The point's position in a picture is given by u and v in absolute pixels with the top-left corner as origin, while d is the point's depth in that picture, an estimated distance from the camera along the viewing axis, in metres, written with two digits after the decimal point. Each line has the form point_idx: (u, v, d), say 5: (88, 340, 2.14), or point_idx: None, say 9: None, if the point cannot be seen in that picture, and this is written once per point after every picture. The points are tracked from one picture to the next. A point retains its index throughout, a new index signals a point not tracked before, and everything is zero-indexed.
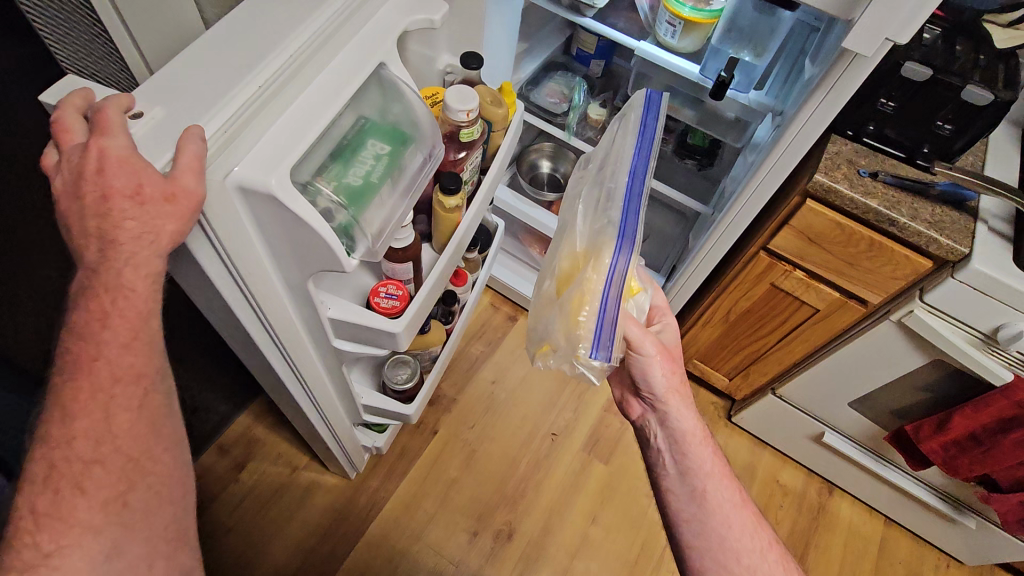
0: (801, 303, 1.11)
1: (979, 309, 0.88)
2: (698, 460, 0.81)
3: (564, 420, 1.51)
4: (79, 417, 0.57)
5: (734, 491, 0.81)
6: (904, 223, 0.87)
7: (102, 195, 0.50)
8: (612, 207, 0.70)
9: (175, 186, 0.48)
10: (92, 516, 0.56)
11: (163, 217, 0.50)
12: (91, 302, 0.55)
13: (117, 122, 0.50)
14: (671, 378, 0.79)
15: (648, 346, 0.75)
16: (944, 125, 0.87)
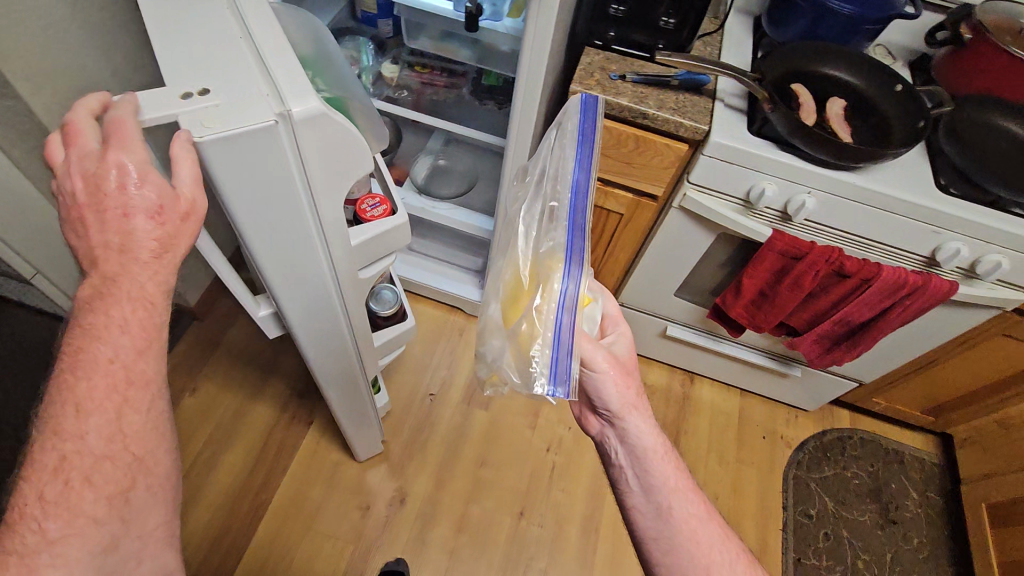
0: (607, 212, 1.20)
1: (731, 178, 0.99)
2: (663, 479, 0.77)
3: (440, 379, 1.54)
4: (90, 414, 0.55)
5: (698, 499, 0.79)
6: (654, 113, 0.95)
7: (122, 211, 0.52)
8: (555, 228, 0.64)
9: (183, 200, 0.54)
10: (97, 510, 0.55)
11: (174, 231, 0.55)
12: (100, 308, 0.55)
13: (130, 130, 0.52)
14: (626, 392, 0.75)
15: (599, 361, 0.72)
16: (668, 20, 0.97)
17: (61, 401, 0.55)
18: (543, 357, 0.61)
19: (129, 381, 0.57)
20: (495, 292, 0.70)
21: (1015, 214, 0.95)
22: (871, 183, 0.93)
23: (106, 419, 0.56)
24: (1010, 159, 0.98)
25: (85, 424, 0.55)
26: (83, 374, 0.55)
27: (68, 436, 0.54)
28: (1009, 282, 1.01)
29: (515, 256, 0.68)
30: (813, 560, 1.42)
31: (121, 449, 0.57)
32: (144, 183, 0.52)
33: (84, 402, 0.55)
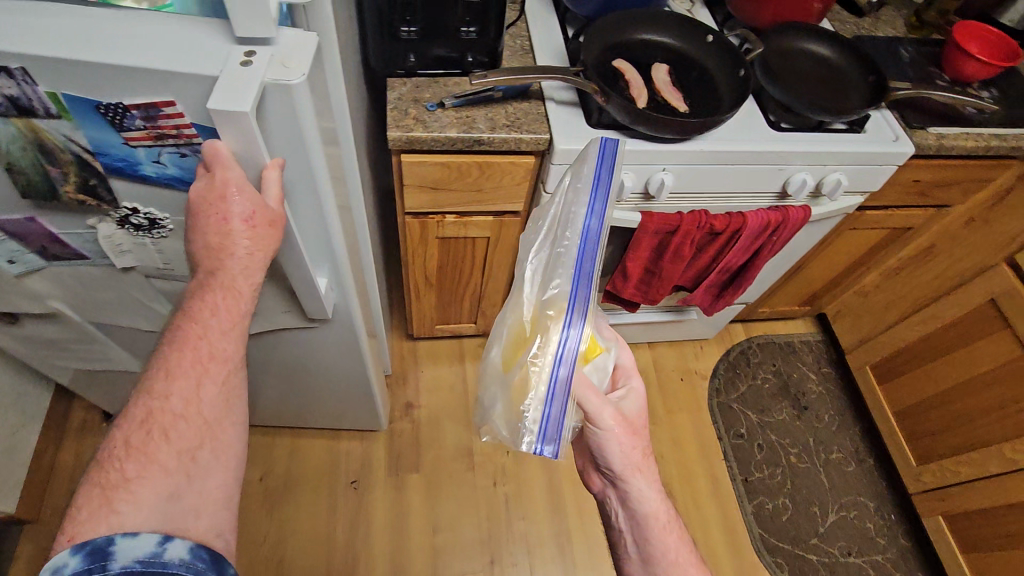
0: (473, 240, 1.10)
1: None
2: (663, 546, 0.76)
3: (357, 461, 1.37)
4: (178, 376, 0.60)
5: (694, 561, 0.78)
6: (488, 137, 0.86)
7: (223, 219, 0.60)
8: (557, 269, 0.64)
9: (271, 213, 0.62)
10: (169, 460, 0.57)
11: (268, 238, 0.63)
12: (209, 295, 0.62)
13: (224, 156, 0.58)
14: (631, 456, 0.75)
15: (604, 420, 0.71)
16: (468, 30, 0.86)
17: (160, 367, 0.61)
18: (535, 414, 0.61)
19: (214, 360, 0.63)
20: (498, 334, 0.69)
21: (837, 130, 1.01)
22: (718, 145, 0.92)
23: (204, 389, 0.61)
24: (818, 80, 1.02)
25: (181, 384, 0.60)
26: (186, 340, 0.62)
27: (159, 394, 0.59)
28: (848, 191, 1.08)
29: (518, 300, 0.67)
30: (757, 476, 1.52)
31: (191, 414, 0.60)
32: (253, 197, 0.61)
33: (183, 372, 0.60)
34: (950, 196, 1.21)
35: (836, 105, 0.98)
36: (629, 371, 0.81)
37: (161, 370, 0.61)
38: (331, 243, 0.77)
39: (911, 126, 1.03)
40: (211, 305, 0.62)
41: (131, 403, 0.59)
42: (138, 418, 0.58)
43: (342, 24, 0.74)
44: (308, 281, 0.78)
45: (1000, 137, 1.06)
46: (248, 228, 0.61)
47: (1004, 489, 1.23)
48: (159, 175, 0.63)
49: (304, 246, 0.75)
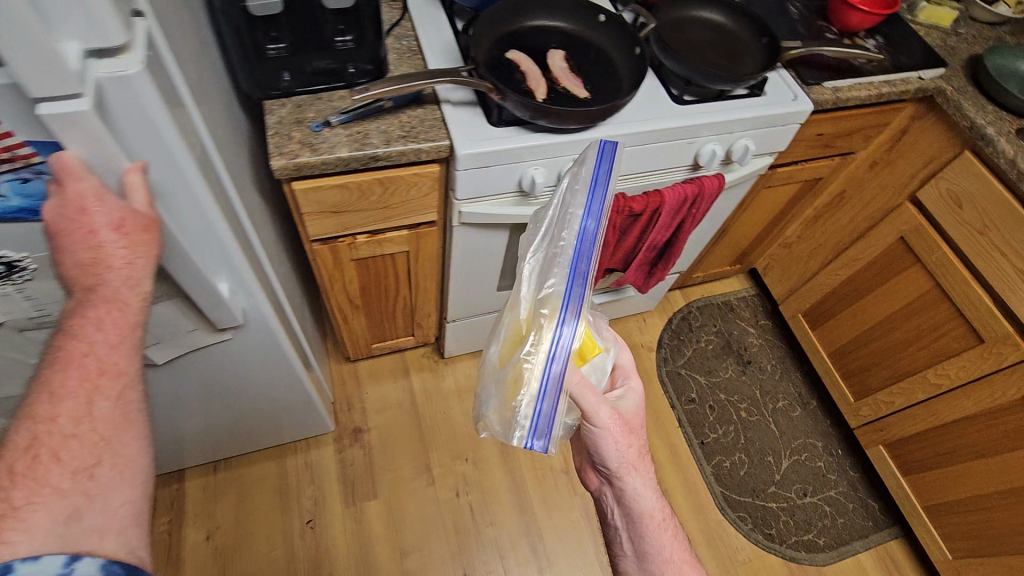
0: (392, 256, 1.05)
1: (497, 178, 0.90)
2: (657, 542, 0.76)
3: (310, 499, 1.31)
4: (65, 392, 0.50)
5: (685, 554, 0.78)
6: (384, 152, 0.81)
7: (88, 232, 0.53)
8: (554, 272, 0.67)
9: (142, 217, 0.55)
10: (63, 482, 0.48)
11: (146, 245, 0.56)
12: (89, 309, 0.53)
13: (73, 164, 0.51)
14: (627, 454, 0.73)
15: (600, 418, 0.70)
16: (342, 39, 0.79)
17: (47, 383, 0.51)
18: (526, 410, 0.62)
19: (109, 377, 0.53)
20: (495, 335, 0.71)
21: (739, 97, 1.01)
22: (624, 127, 0.91)
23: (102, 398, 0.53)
24: (714, 49, 1.01)
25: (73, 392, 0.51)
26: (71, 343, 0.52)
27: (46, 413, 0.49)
28: (757, 154, 1.09)
29: (515, 303, 0.70)
30: (712, 437, 1.56)
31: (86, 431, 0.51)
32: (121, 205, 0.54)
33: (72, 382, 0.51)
34: (852, 144, 1.25)
35: (734, 71, 0.98)
36: (626, 371, 0.80)
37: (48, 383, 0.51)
38: (229, 253, 0.69)
39: (808, 83, 1.04)
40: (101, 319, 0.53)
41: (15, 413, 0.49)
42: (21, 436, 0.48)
43: (195, 47, 0.66)
44: (205, 288, 0.71)
45: (890, 83, 1.10)
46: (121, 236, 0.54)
47: (933, 411, 1.29)
48: (4, 211, 0.55)
49: (193, 254, 0.66)
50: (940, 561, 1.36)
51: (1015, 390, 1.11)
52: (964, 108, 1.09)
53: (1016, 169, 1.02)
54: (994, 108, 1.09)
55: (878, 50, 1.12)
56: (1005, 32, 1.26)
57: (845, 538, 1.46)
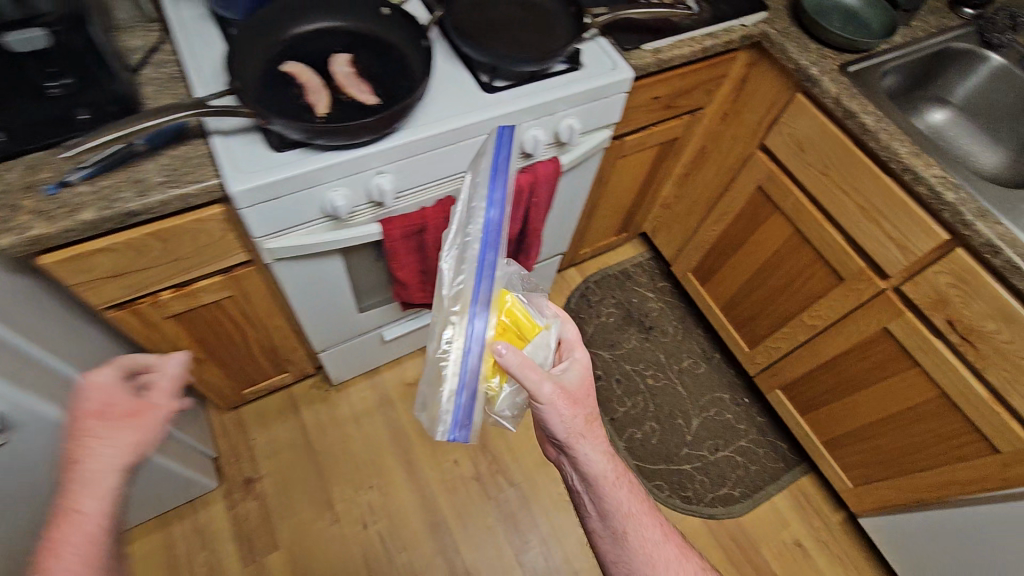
0: (215, 304, 0.95)
1: (296, 208, 0.81)
2: (616, 502, 0.73)
3: (204, 566, 1.23)
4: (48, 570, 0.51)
5: (645, 507, 0.75)
6: (141, 206, 0.71)
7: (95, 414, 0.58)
8: (463, 264, 0.65)
9: (141, 403, 0.60)
10: None
11: (121, 424, 0.58)
12: None
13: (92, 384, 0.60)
14: (577, 424, 0.69)
15: (544, 393, 0.64)
16: (58, 83, 0.68)
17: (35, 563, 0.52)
18: (447, 405, 0.62)
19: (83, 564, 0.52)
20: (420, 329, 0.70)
21: (557, 74, 0.95)
22: (428, 129, 0.84)
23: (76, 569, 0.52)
24: (521, 26, 0.95)
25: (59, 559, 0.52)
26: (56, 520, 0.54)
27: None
28: (591, 129, 1.04)
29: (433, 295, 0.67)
30: (621, 411, 1.56)
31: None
32: (113, 391, 0.60)
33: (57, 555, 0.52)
34: (695, 100, 1.22)
35: (543, 49, 0.92)
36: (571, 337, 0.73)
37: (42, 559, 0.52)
38: None
39: (626, 49, 1.00)
40: (74, 500, 0.54)
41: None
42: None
43: None
44: None
45: (712, 35, 1.06)
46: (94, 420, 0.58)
47: (815, 351, 1.31)
48: None
49: None
50: (843, 491, 1.40)
51: (876, 323, 1.13)
52: (788, 51, 1.07)
53: (841, 107, 1.02)
54: (817, 47, 1.08)
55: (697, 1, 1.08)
56: None
57: (759, 484, 1.50)
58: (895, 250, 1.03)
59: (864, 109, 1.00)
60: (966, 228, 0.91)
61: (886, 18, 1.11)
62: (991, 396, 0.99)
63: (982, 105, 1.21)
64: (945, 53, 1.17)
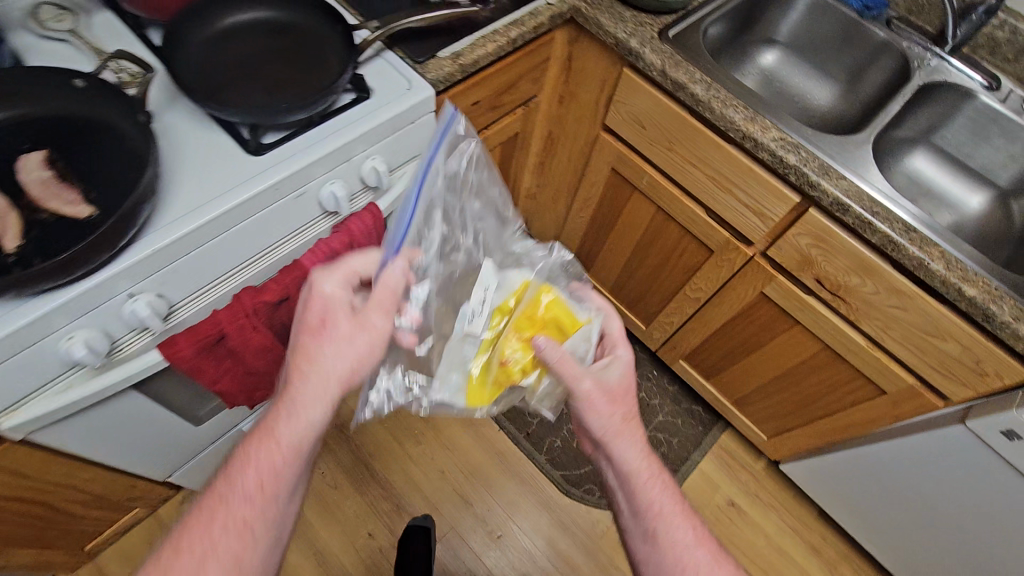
0: None
1: (22, 372, 0.61)
2: (645, 500, 0.66)
3: None
4: (240, 472, 0.58)
5: (681, 513, 0.67)
6: None
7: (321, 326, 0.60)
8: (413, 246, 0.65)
9: (375, 321, 0.62)
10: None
11: (359, 351, 0.61)
12: None
13: (332, 292, 0.61)
14: (610, 419, 0.67)
15: (577, 383, 0.66)
16: None
17: (235, 461, 0.59)
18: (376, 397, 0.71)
19: (236, 524, 0.56)
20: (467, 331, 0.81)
21: (343, 111, 0.79)
22: (186, 223, 0.65)
23: (245, 513, 0.56)
24: (280, 61, 0.77)
25: (243, 478, 0.57)
26: (268, 424, 0.59)
27: (223, 494, 0.57)
28: (406, 160, 0.89)
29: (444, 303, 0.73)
30: (535, 422, 1.47)
31: (230, 530, 0.56)
32: (355, 316, 0.61)
33: (253, 458, 0.57)
34: (524, 92, 1.09)
35: (315, 88, 0.75)
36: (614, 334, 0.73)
37: (231, 468, 0.58)
38: None
39: (420, 62, 0.85)
40: (274, 423, 0.58)
41: (188, 512, 0.57)
42: (211, 504, 0.57)
43: None
44: None
45: (517, 23, 0.93)
46: (342, 340, 0.60)
47: (705, 322, 1.27)
48: None
49: None
50: (763, 442, 1.41)
51: (754, 288, 1.09)
52: (603, 25, 0.96)
53: (669, 79, 0.93)
54: (631, 15, 0.98)
55: None
56: None
57: (685, 455, 1.49)
58: (755, 217, 0.98)
59: (692, 78, 0.92)
60: (813, 189, 0.86)
61: None
62: (869, 343, 0.99)
63: (805, 41, 1.17)
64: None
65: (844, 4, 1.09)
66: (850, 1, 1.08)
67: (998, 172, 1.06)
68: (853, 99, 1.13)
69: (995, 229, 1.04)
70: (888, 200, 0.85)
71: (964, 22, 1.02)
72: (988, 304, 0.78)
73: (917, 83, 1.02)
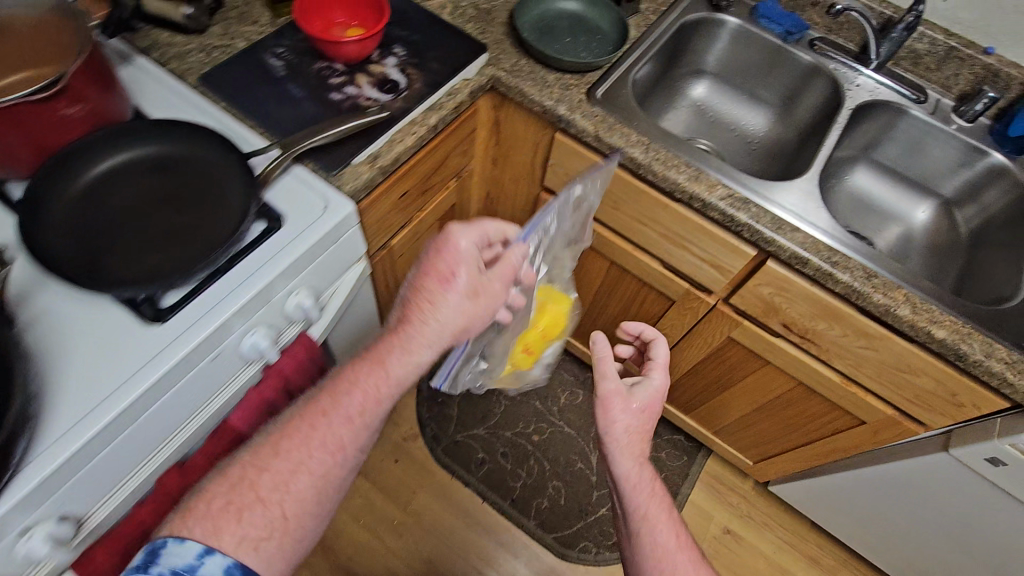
0: None
1: None
2: (635, 501, 0.74)
3: None
4: (346, 393, 0.68)
5: (666, 518, 0.74)
6: None
7: (439, 285, 0.70)
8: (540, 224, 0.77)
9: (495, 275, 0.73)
10: None
11: (464, 311, 0.71)
12: None
13: (463, 250, 0.72)
14: (630, 422, 0.76)
15: (603, 382, 0.76)
16: None
17: (329, 385, 0.70)
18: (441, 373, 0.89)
19: (327, 447, 0.66)
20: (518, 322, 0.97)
21: (253, 248, 0.71)
22: (75, 438, 0.55)
23: (341, 435, 0.67)
24: (170, 208, 0.68)
25: (340, 409, 0.67)
26: (378, 352, 0.70)
27: (320, 409, 0.67)
28: (335, 278, 0.81)
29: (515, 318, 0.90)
30: (519, 486, 1.42)
31: (320, 449, 0.65)
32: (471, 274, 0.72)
33: (356, 382, 0.69)
34: (453, 166, 1.01)
35: (213, 237, 0.67)
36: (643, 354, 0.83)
37: (321, 397, 0.69)
38: None
39: (333, 174, 0.77)
40: (386, 358, 0.70)
41: (291, 421, 0.67)
42: (306, 408, 0.68)
43: None
44: None
45: (434, 107, 0.86)
46: (452, 301, 0.70)
47: (675, 364, 1.24)
48: None
49: None
50: (749, 466, 1.39)
51: (720, 334, 1.06)
52: (527, 93, 0.90)
53: (605, 144, 0.88)
54: (554, 77, 0.92)
55: (402, 69, 0.87)
56: None
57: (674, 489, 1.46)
58: (713, 269, 0.94)
59: (629, 141, 0.87)
60: (768, 245, 0.83)
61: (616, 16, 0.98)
62: (844, 379, 0.96)
63: (732, 69, 1.14)
64: (682, 29, 1.06)
65: (767, 31, 1.06)
66: (773, 27, 1.05)
67: (941, 181, 1.04)
68: (789, 125, 1.11)
69: (945, 243, 1.02)
70: (797, 217, 0.84)
71: (886, 39, 1.00)
72: (960, 344, 0.76)
73: (849, 109, 0.99)
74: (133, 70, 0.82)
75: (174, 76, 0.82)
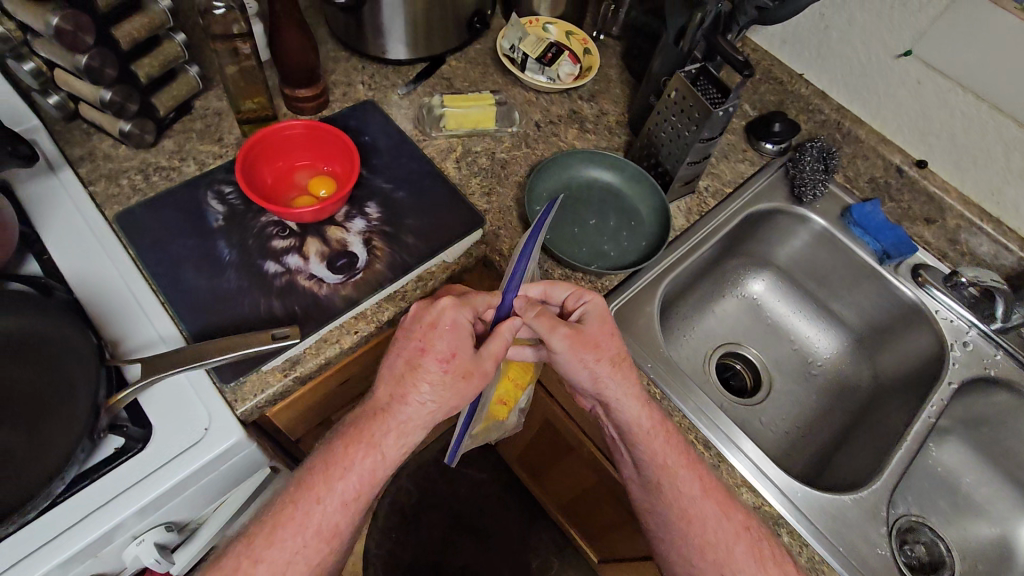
0: None
1: None
2: (648, 454, 0.60)
3: None
4: (337, 477, 0.54)
5: (686, 463, 0.60)
6: None
7: (421, 352, 0.56)
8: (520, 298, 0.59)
9: (478, 366, 0.56)
10: None
11: (461, 388, 0.55)
12: None
13: (456, 321, 0.57)
14: (598, 368, 0.59)
15: (557, 342, 0.58)
16: None
17: (320, 458, 0.56)
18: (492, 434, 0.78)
19: (321, 535, 0.54)
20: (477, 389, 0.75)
21: (83, 484, 0.54)
22: None
23: (337, 520, 0.54)
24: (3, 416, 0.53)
25: (333, 490, 0.54)
26: (366, 427, 0.56)
27: (313, 491, 0.54)
28: (218, 497, 0.63)
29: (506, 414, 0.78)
30: None
31: (315, 536, 0.53)
32: (463, 343, 0.56)
33: (346, 467, 0.55)
34: None
35: (15, 486, 0.50)
36: (574, 293, 0.62)
37: (312, 476, 0.55)
38: None
39: (229, 386, 0.59)
40: (377, 431, 0.56)
41: (283, 504, 0.54)
42: (300, 485, 0.55)
43: None
44: None
45: (396, 297, 0.67)
46: (442, 372, 0.55)
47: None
48: None
49: None
50: None
51: None
52: None
53: None
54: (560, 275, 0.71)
55: (367, 238, 0.68)
56: (578, 98, 0.88)
57: None
58: None
59: None
60: None
61: (658, 199, 0.76)
62: None
63: (804, 271, 0.89)
64: (748, 219, 0.83)
65: (859, 245, 0.82)
66: (867, 242, 0.81)
67: None
68: (867, 363, 0.85)
69: None
70: (757, 476, 0.64)
71: (1019, 304, 0.74)
72: None
73: (952, 384, 0.73)
74: (52, 184, 0.67)
75: (97, 204, 0.68)
